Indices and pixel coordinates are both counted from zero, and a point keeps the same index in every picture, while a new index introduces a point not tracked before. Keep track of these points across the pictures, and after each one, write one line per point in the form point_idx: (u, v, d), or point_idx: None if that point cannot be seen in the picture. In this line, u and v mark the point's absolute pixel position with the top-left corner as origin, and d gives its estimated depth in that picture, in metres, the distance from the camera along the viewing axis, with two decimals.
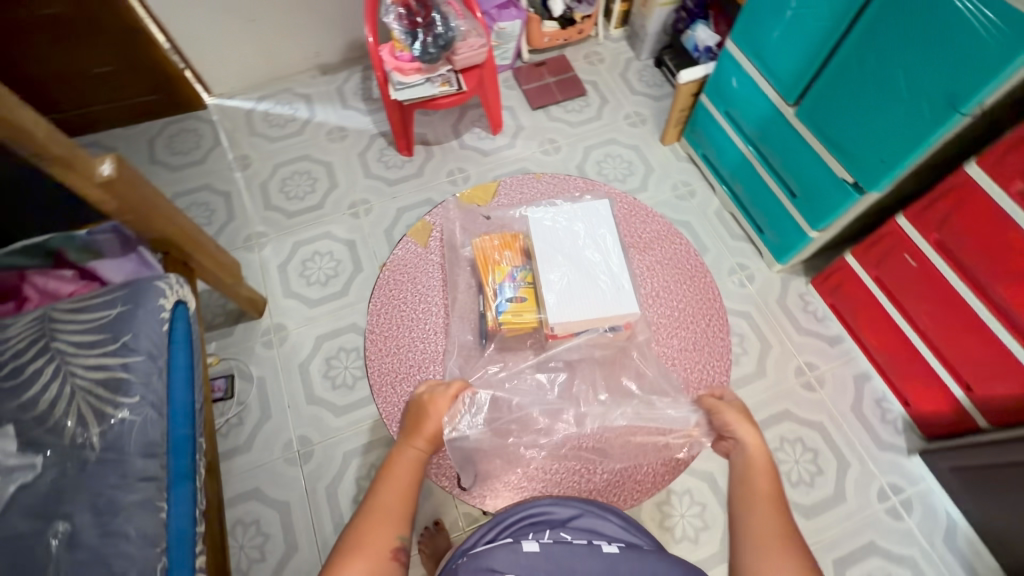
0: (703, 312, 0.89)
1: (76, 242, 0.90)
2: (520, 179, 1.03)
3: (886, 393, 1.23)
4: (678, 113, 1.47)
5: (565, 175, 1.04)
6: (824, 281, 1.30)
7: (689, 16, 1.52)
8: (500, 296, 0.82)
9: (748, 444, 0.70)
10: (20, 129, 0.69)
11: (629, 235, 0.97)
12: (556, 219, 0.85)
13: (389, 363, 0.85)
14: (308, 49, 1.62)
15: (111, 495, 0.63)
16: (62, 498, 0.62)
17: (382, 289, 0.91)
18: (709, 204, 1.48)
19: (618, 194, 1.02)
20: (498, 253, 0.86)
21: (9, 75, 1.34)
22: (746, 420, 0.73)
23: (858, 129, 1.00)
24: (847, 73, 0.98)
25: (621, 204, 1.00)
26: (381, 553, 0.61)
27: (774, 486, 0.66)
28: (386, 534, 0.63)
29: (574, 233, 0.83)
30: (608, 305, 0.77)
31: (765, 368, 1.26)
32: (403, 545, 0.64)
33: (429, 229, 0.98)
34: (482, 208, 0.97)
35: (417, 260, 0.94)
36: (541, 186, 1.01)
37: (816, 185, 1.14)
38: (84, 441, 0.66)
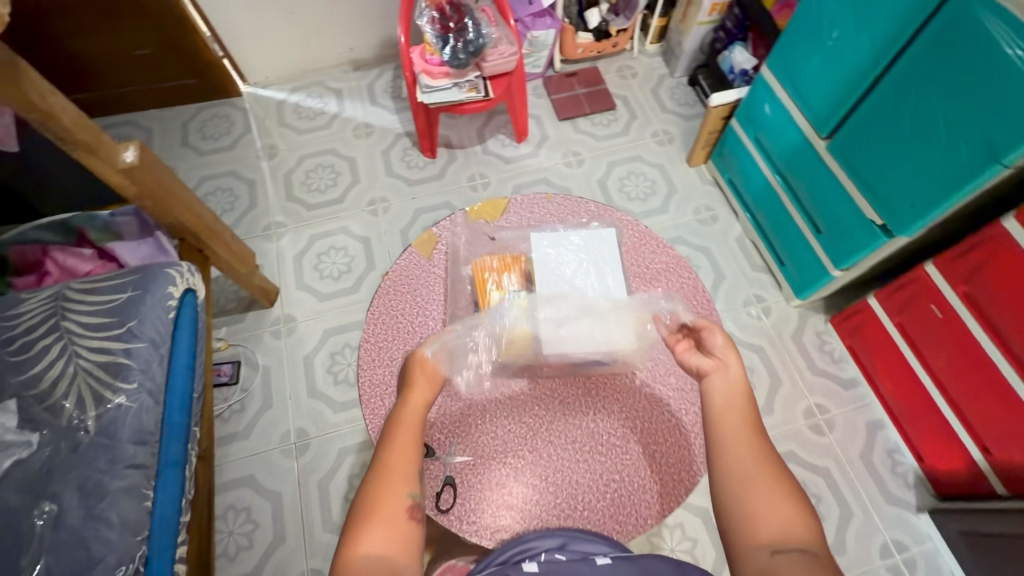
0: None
1: (97, 222, 0.94)
2: (531, 197, 1.01)
3: (899, 444, 1.18)
4: (707, 135, 1.44)
5: (578, 198, 1.02)
6: (843, 319, 1.25)
7: (728, 36, 1.49)
8: (494, 319, 0.82)
9: (730, 370, 0.67)
10: (51, 115, 0.71)
11: (634, 262, 0.95)
12: (559, 250, 0.89)
13: (381, 377, 0.85)
14: (342, 45, 1.64)
15: (98, 478, 0.65)
16: (53, 476, 0.64)
17: (383, 299, 0.91)
18: (731, 230, 1.44)
19: (627, 222, 0.99)
20: (497, 276, 0.87)
21: (56, 52, 1.40)
22: (731, 347, 0.69)
23: (889, 170, 0.96)
24: (883, 111, 0.94)
25: (630, 233, 0.97)
26: (398, 513, 0.61)
27: (751, 408, 0.65)
28: (400, 493, 0.62)
29: (576, 261, 0.87)
30: (604, 337, 0.80)
31: (773, 406, 1.22)
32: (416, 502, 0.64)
33: (434, 241, 0.97)
34: (488, 225, 0.98)
35: (419, 272, 0.94)
36: (552, 208, 1.00)
37: (842, 223, 1.10)
38: (80, 423, 0.68)
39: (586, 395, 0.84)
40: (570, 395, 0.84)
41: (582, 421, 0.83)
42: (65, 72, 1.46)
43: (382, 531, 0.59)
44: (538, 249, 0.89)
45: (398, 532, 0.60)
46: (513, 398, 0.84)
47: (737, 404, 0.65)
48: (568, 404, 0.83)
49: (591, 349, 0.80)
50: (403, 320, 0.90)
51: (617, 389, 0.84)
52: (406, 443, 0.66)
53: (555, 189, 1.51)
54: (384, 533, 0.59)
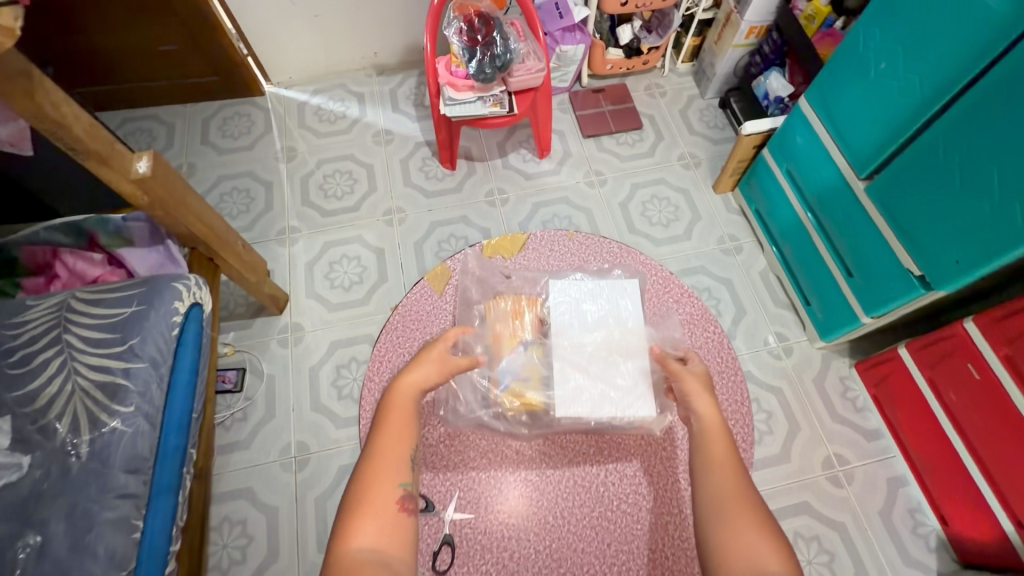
0: (743, 425, 0.82)
1: (109, 227, 0.92)
2: (552, 235, 1.00)
3: (921, 502, 1.13)
4: (736, 163, 1.39)
5: (599, 237, 1.00)
6: (869, 367, 1.20)
7: (765, 60, 1.43)
8: (504, 374, 0.79)
9: (704, 410, 0.70)
10: (63, 126, 0.69)
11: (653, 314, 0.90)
12: (576, 298, 0.83)
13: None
14: (367, 49, 1.61)
15: (87, 507, 0.63)
16: (42, 501, 0.62)
17: (390, 333, 0.89)
18: (755, 263, 1.39)
19: (651, 268, 0.96)
20: (509, 322, 0.83)
21: (81, 44, 1.39)
22: (705, 393, 0.72)
23: (932, 221, 0.91)
24: (930, 158, 0.88)
25: (654, 279, 0.95)
26: (388, 505, 0.64)
27: (729, 449, 0.67)
28: (388, 485, 0.66)
29: (597, 313, 0.82)
30: (623, 405, 0.75)
31: (790, 453, 1.17)
32: (406, 493, 0.66)
33: (447, 275, 0.95)
34: (504, 262, 0.96)
35: (428, 307, 0.91)
36: (571, 248, 0.98)
37: (876, 269, 1.04)
38: (73, 446, 0.66)
39: (598, 457, 0.81)
40: (581, 454, 0.81)
41: (590, 484, 0.79)
42: (90, 65, 1.46)
43: (370, 522, 0.62)
44: (557, 297, 0.83)
45: (387, 522, 0.63)
46: (519, 455, 0.81)
47: (714, 439, 0.68)
48: (578, 464, 0.81)
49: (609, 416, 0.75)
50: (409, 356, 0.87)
51: (632, 452, 0.81)
52: (395, 438, 0.69)
53: (575, 208, 1.47)
54: (372, 525, 0.62)
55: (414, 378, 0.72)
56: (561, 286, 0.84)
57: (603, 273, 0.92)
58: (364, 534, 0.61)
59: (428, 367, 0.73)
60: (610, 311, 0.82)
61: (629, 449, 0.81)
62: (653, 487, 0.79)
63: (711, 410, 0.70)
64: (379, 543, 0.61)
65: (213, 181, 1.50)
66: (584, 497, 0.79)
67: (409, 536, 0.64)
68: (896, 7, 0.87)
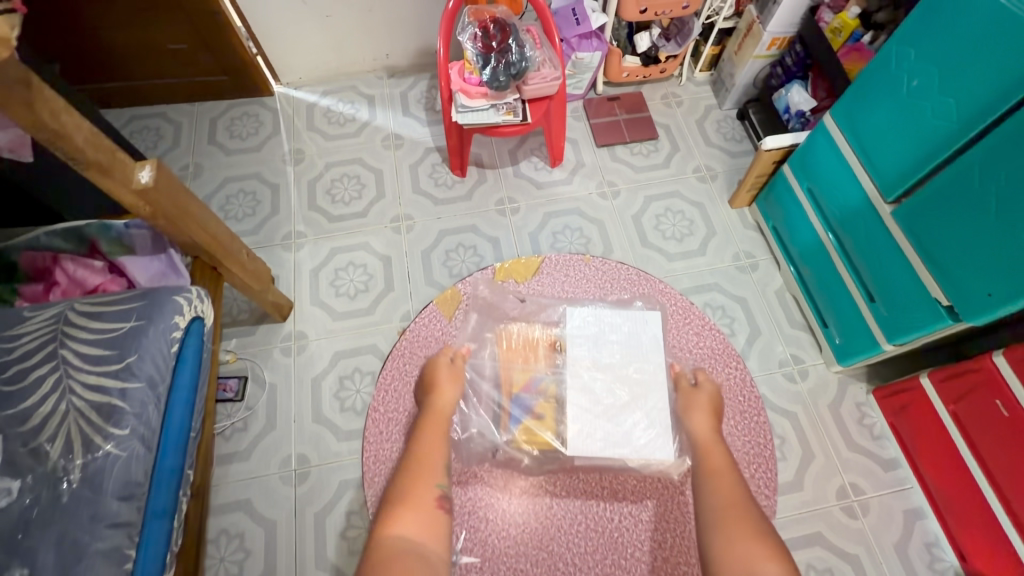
0: (766, 469, 1.00)
1: (111, 233, 0.90)
2: (565, 260, 1.16)
3: (939, 537, 1.09)
4: (754, 178, 1.35)
5: (616, 264, 1.17)
6: (888, 395, 1.16)
7: (786, 73, 1.38)
8: (516, 409, 0.90)
9: (701, 425, 0.85)
10: (62, 134, 0.67)
11: (676, 347, 1.08)
12: (601, 326, 0.94)
13: (386, 452, 0.99)
14: (379, 50, 1.58)
15: (77, 537, 0.62)
16: (31, 530, 0.61)
17: (398, 361, 1.06)
18: (771, 282, 1.35)
19: (672, 300, 1.13)
20: (527, 354, 0.95)
21: (88, 41, 1.37)
22: (705, 413, 0.86)
23: (965, 250, 0.87)
24: (965, 184, 0.84)
25: (675, 310, 1.12)
26: (427, 499, 0.74)
27: (726, 457, 0.80)
28: (428, 484, 0.76)
29: (614, 342, 0.93)
30: (644, 450, 0.84)
31: (803, 481, 1.14)
32: (443, 493, 0.77)
33: (456, 299, 1.12)
34: (516, 285, 1.13)
35: (436, 331, 1.09)
36: (588, 272, 1.15)
37: (901, 297, 1.01)
38: (64, 472, 0.65)
39: (612, 502, 0.93)
40: (596, 496, 0.94)
41: (604, 527, 0.92)
42: (97, 62, 1.44)
43: (411, 513, 0.72)
44: (574, 331, 0.94)
45: (427, 517, 0.72)
46: (526, 493, 0.94)
47: (715, 451, 0.81)
48: (594, 506, 0.93)
49: (621, 455, 0.83)
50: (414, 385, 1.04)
51: (648, 497, 0.93)
52: (434, 438, 0.82)
53: (587, 220, 1.43)
54: (411, 515, 0.71)
55: (446, 397, 0.88)
56: (584, 316, 0.96)
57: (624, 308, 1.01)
58: (405, 522, 0.70)
59: (450, 384, 0.89)
60: (634, 337, 0.94)
61: (646, 493, 0.94)
62: (663, 531, 0.91)
63: (707, 427, 0.85)
64: (417, 532, 0.70)
65: (219, 183, 1.48)
66: (598, 538, 0.91)
67: (445, 529, 0.73)
68: (933, 26, 0.84)
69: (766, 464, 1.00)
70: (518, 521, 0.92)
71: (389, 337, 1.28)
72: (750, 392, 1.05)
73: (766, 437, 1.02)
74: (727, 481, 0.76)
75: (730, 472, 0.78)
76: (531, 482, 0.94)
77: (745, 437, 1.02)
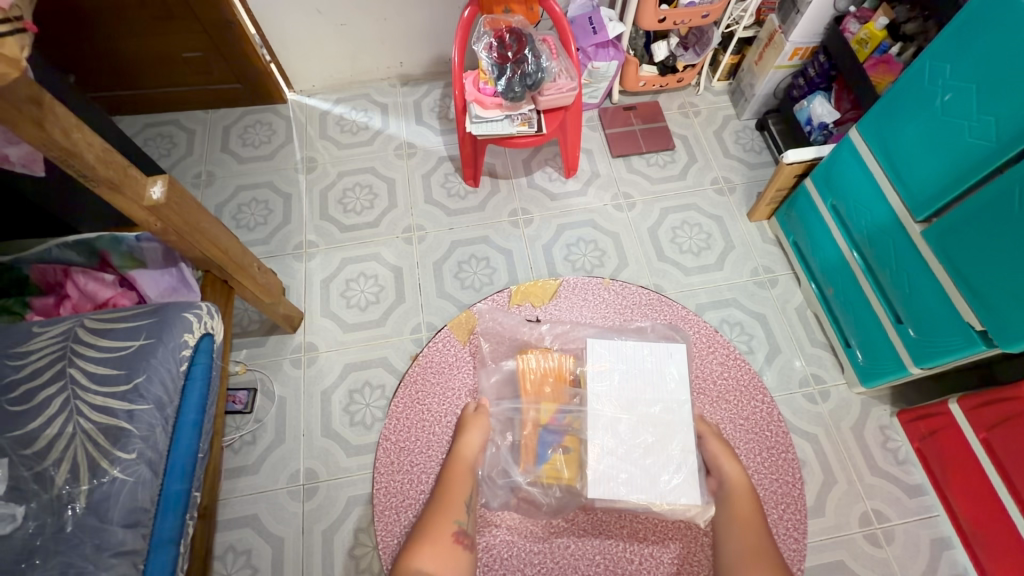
0: (795, 511, 0.95)
1: (122, 247, 0.88)
2: (583, 282, 1.13)
3: (967, 568, 1.05)
4: (774, 191, 1.31)
5: (637, 288, 1.14)
6: (914, 419, 1.12)
7: (808, 84, 1.35)
8: (540, 444, 0.91)
9: (730, 472, 0.87)
10: (72, 152, 0.66)
11: (699, 376, 1.05)
12: (626, 361, 0.94)
13: (397, 485, 0.96)
14: (393, 59, 1.57)
15: (81, 567, 0.64)
16: (35, 558, 0.63)
17: (410, 387, 1.03)
18: (791, 298, 1.32)
19: (696, 326, 1.10)
20: (547, 384, 0.95)
21: (102, 50, 1.38)
22: (732, 459, 0.88)
23: (1001, 273, 0.83)
24: (1001, 206, 0.81)
25: (699, 338, 1.08)
26: (444, 536, 0.81)
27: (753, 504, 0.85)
28: (445, 521, 0.83)
29: (634, 379, 0.92)
30: (670, 495, 0.84)
31: (825, 506, 1.10)
32: (460, 529, 0.83)
33: (471, 324, 1.09)
34: (534, 308, 1.10)
35: (451, 356, 1.06)
36: (609, 297, 1.13)
37: (931, 321, 0.97)
38: (70, 499, 0.67)
39: (632, 543, 0.90)
40: (615, 537, 0.91)
41: (623, 568, 0.89)
42: (112, 71, 1.44)
43: (429, 547, 0.79)
44: (597, 367, 0.93)
45: (440, 550, 0.79)
46: (539, 533, 0.91)
47: (743, 499, 0.85)
48: (613, 547, 0.90)
49: (645, 501, 0.83)
50: (426, 413, 1.01)
51: (669, 539, 0.90)
52: (457, 481, 0.87)
53: (600, 232, 1.40)
54: (433, 551, 0.79)
55: (471, 440, 0.90)
56: (607, 350, 0.94)
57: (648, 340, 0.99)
58: (422, 556, 0.78)
59: (476, 430, 0.92)
60: (658, 367, 0.93)
61: (666, 534, 0.91)
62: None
63: (738, 470, 0.87)
64: (433, 566, 0.78)
65: (231, 191, 1.47)
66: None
67: (460, 565, 0.80)
68: (970, 41, 0.80)
69: (795, 504, 0.96)
70: (531, 562, 0.89)
71: (400, 351, 1.26)
72: (779, 425, 1.00)
73: (794, 476, 0.98)
74: (755, 535, 0.81)
75: (756, 523, 0.83)
76: (543, 521, 0.91)
77: (772, 476, 0.98)
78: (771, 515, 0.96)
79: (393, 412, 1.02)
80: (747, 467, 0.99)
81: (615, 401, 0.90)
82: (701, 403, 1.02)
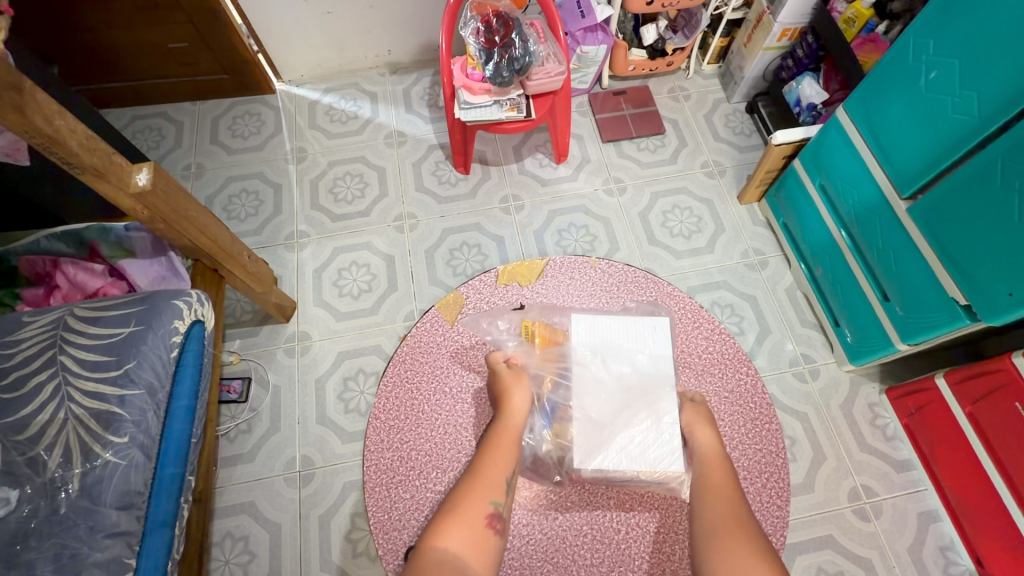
0: (778, 478, 0.97)
1: (111, 237, 0.89)
2: (571, 262, 1.15)
3: (954, 540, 1.07)
4: (764, 173, 1.31)
5: (623, 266, 1.15)
6: (903, 396, 1.14)
7: (797, 64, 1.34)
8: (546, 410, 0.92)
9: (701, 438, 0.86)
10: (58, 140, 0.67)
11: (684, 352, 1.05)
12: (613, 331, 0.95)
13: (386, 462, 0.97)
14: (380, 47, 1.56)
15: (76, 548, 0.65)
16: (29, 541, 0.64)
17: (399, 367, 1.04)
18: (781, 279, 1.33)
19: (683, 302, 1.10)
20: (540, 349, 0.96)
21: (87, 42, 1.36)
22: (709, 429, 0.87)
23: (988, 246, 0.83)
24: (986, 179, 0.81)
25: (684, 314, 1.08)
26: (475, 517, 0.76)
27: (726, 472, 0.82)
28: (482, 501, 0.77)
29: (620, 352, 0.93)
30: (655, 461, 0.85)
31: (814, 482, 1.12)
32: (495, 512, 0.78)
33: (459, 304, 1.10)
34: (520, 288, 1.11)
35: (439, 335, 1.07)
36: (595, 275, 1.13)
37: (918, 298, 0.98)
38: (62, 482, 0.67)
39: (619, 513, 0.92)
40: (602, 507, 0.92)
41: (610, 538, 0.90)
42: (98, 64, 1.43)
43: (457, 527, 0.74)
44: (584, 344, 0.94)
45: (471, 532, 0.74)
46: (530, 504, 0.92)
47: (718, 467, 0.82)
48: (601, 518, 0.91)
49: (635, 470, 0.84)
50: (416, 392, 1.02)
51: (655, 507, 0.92)
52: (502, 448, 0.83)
53: (592, 217, 1.41)
54: (466, 536, 0.73)
55: (514, 418, 0.87)
56: (587, 320, 0.96)
57: (631, 315, 0.99)
58: (453, 538, 0.72)
59: (521, 395, 0.89)
60: (644, 347, 0.94)
61: (651, 505, 0.92)
62: (670, 544, 0.90)
63: (714, 442, 0.86)
64: (461, 547, 0.72)
65: (221, 181, 1.47)
66: (604, 550, 0.90)
67: (491, 549, 0.74)
68: (953, 17, 0.80)
69: (778, 473, 0.97)
70: (519, 535, 0.90)
71: (392, 338, 1.27)
72: (762, 397, 1.01)
73: (777, 446, 0.98)
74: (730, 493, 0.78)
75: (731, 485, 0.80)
76: (534, 495, 0.93)
77: (755, 446, 0.99)
78: (754, 484, 0.96)
79: (383, 395, 1.03)
80: (729, 438, 0.99)
81: (600, 376, 0.91)
82: (690, 379, 1.03)
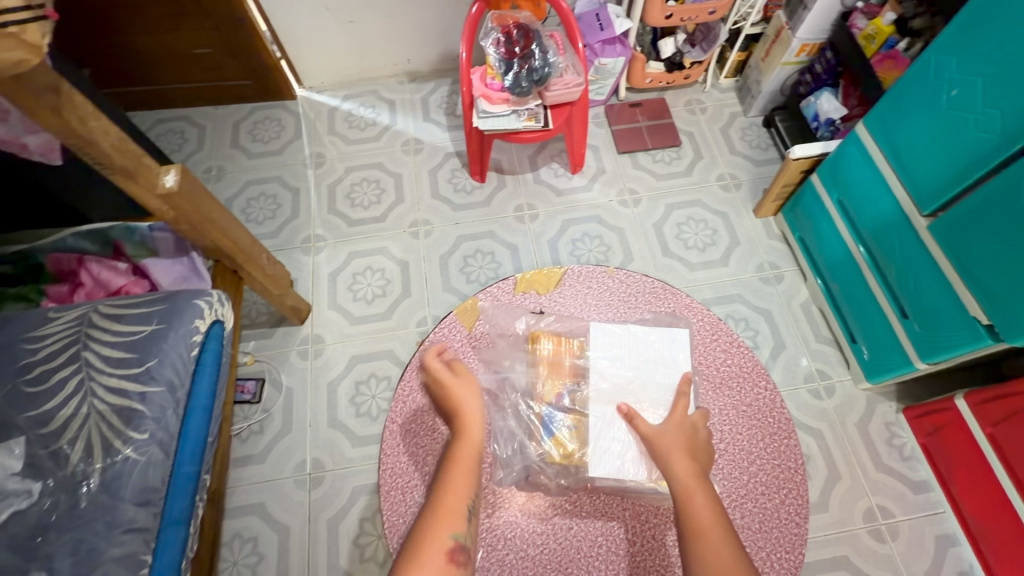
0: (796, 496, 0.93)
1: (135, 237, 0.91)
2: (589, 272, 1.14)
3: (973, 566, 1.05)
4: (781, 187, 1.31)
5: (640, 277, 1.14)
6: (920, 416, 1.12)
7: (815, 80, 1.35)
8: (546, 422, 0.91)
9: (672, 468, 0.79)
10: (89, 140, 0.68)
11: (702, 364, 1.02)
12: (629, 341, 0.95)
13: (401, 465, 0.96)
14: (401, 56, 1.58)
15: (93, 542, 0.65)
16: (49, 534, 0.65)
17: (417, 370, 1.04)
18: (796, 295, 1.32)
19: (702, 313, 1.08)
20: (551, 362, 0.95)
21: (115, 47, 1.40)
22: (685, 458, 0.79)
23: (1013, 267, 0.82)
24: (1011, 198, 0.80)
25: (703, 325, 1.06)
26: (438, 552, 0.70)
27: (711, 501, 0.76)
28: (440, 534, 0.72)
29: (635, 363, 0.93)
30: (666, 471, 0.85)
31: (829, 502, 1.10)
32: (457, 544, 0.72)
33: (476, 312, 1.09)
34: (538, 296, 1.11)
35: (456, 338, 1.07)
36: (612, 285, 1.13)
37: (937, 317, 0.96)
38: (84, 476, 0.69)
39: (635, 526, 0.90)
40: (617, 518, 0.91)
41: (625, 550, 0.89)
42: (124, 68, 1.47)
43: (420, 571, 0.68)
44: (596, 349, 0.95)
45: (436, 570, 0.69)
46: (540, 511, 0.91)
47: (695, 494, 0.76)
48: (614, 528, 0.90)
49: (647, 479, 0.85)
50: None
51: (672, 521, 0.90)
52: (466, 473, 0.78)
53: (606, 227, 1.41)
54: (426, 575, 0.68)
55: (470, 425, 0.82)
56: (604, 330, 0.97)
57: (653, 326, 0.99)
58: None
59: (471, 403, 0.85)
60: (666, 358, 0.94)
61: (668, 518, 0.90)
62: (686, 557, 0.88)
63: (687, 466, 0.78)
64: None
65: (239, 185, 1.49)
66: (619, 561, 0.89)
67: None
68: (977, 36, 0.80)
69: (795, 490, 0.93)
70: (534, 542, 0.90)
71: (405, 343, 1.28)
72: (780, 412, 0.99)
73: (795, 461, 0.95)
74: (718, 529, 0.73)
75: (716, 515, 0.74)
76: (548, 501, 0.92)
77: (772, 461, 0.95)
78: (773, 500, 0.93)
79: (399, 397, 1.03)
80: (749, 451, 0.96)
81: (611, 387, 0.91)
82: (702, 389, 1.00)
